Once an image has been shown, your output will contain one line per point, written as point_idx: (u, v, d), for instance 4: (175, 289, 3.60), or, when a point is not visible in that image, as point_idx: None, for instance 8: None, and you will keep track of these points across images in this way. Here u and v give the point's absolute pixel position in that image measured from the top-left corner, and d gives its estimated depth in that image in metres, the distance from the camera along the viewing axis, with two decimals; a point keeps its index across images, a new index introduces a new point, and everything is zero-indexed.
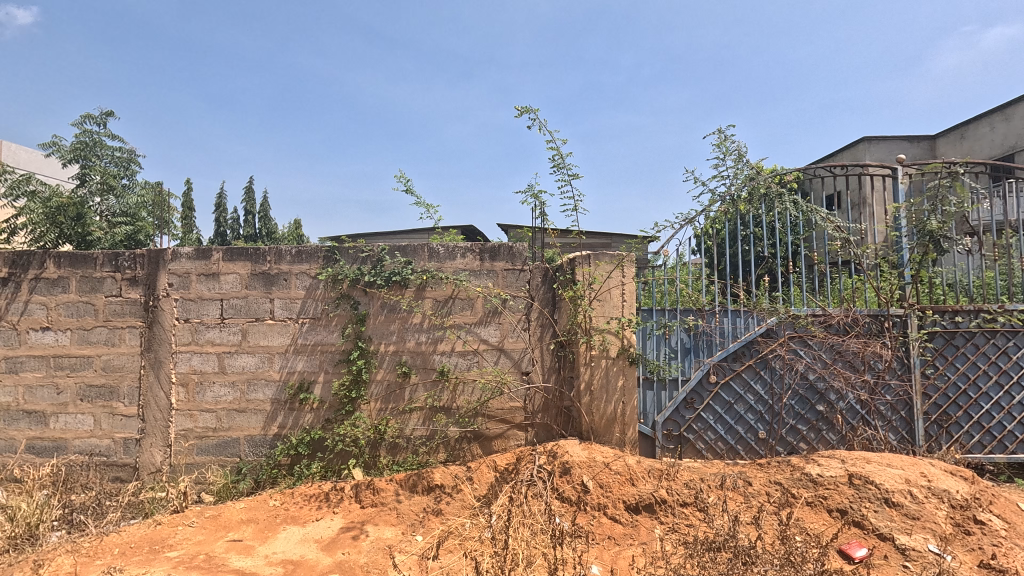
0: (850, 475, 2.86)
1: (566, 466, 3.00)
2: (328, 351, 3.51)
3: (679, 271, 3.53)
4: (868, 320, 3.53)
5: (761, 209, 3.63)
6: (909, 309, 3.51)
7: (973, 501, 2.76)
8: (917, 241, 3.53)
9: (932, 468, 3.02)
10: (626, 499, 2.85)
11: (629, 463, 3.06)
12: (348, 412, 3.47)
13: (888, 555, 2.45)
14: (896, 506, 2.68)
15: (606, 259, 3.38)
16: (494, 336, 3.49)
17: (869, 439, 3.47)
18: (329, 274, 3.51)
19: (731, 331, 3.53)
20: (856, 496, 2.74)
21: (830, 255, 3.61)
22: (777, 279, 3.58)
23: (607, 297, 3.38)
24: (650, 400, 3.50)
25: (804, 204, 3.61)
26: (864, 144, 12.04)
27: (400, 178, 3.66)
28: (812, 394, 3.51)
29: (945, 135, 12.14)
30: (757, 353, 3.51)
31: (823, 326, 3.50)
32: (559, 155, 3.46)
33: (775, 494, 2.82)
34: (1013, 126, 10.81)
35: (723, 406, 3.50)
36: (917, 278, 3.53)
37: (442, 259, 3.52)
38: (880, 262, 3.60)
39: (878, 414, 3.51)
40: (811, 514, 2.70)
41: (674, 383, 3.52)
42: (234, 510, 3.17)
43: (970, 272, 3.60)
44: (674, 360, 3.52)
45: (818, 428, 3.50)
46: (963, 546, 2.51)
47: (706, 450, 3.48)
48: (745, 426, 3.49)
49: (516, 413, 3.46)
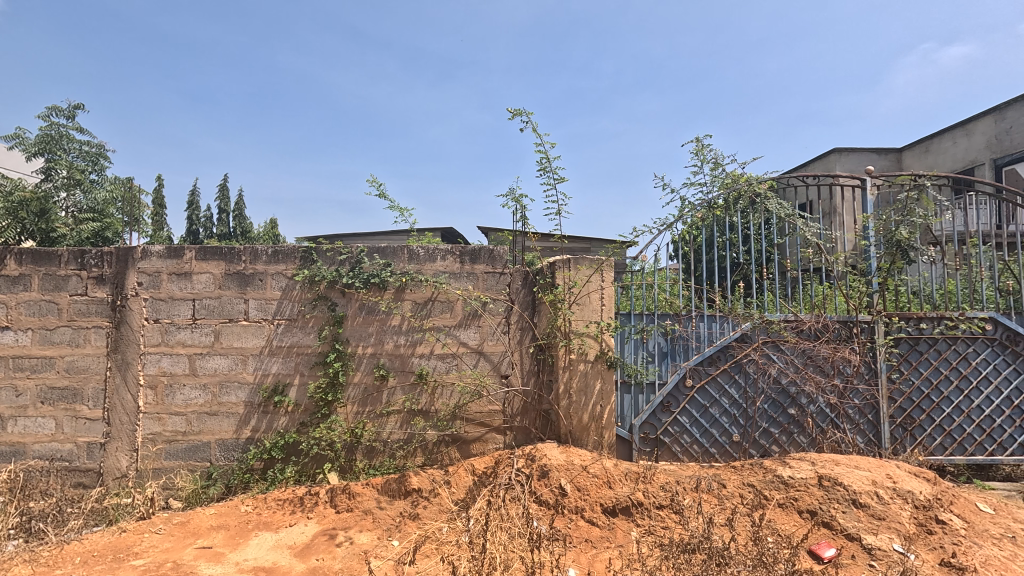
0: (820, 476, 2.93)
1: (544, 469, 3.01)
2: (304, 353, 3.45)
3: (656, 276, 3.60)
4: (838, 326, 3.64)
5: (737, 216, 3.72)
6: (876, 316, 3.63)
7: (935, 501, 2.86)
8: (886, 250, 3.66)
9: (898, 470, 3.11)
10: (603, 503, 2.87)
11: (606, 466, 3.09)
12: (324, 415, 3.41)
13: (855, 555, 2.51)
14: (863, 507, 2.76)
15: (586, 263, 3.41)
16: (473, 339, 3.48)
17: (838, 441, 3.57)
18: (306, 275, 3.45)
19: (707, 336, 3.60)
20: (825, 497, 2.81)
21: (803, 262, 3.71)
22: (751, 285, 3.68)
23: (586, 301, 3.40)
24: (627, 404, 3.55)
25: (778, 212, 3.71)
26: (835, 154, 12.39)
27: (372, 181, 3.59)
28: (783, 398, 3.60)
29: (910, 148, 12.56)
30: (732, 358, 3.58)
31: (795, 331, 3.60)
32: (546, 158, 3.47)
33: (748, 496, 2.88)
34: (974, 142, 11.24)
35: (699, 410, 3.57)
36: (884, 285, 3.65)
37: (422, 261, 3.49)
38: (849, 270, 3.70)
39: (846, 418, 3.61)
40: (782, 515, 2.76)
41: (651, 387, 3.57)
42: (204, 516, 3.08)
43: (933, 281, 3.75)
44: (652, 363, 3.59)
45: (789, 431, 3.60)
46: (926, 545, 2.59)
47: (682, 453, 3.54)
48: (720, 428, 3.56)
49: (495, 416, 3.45)
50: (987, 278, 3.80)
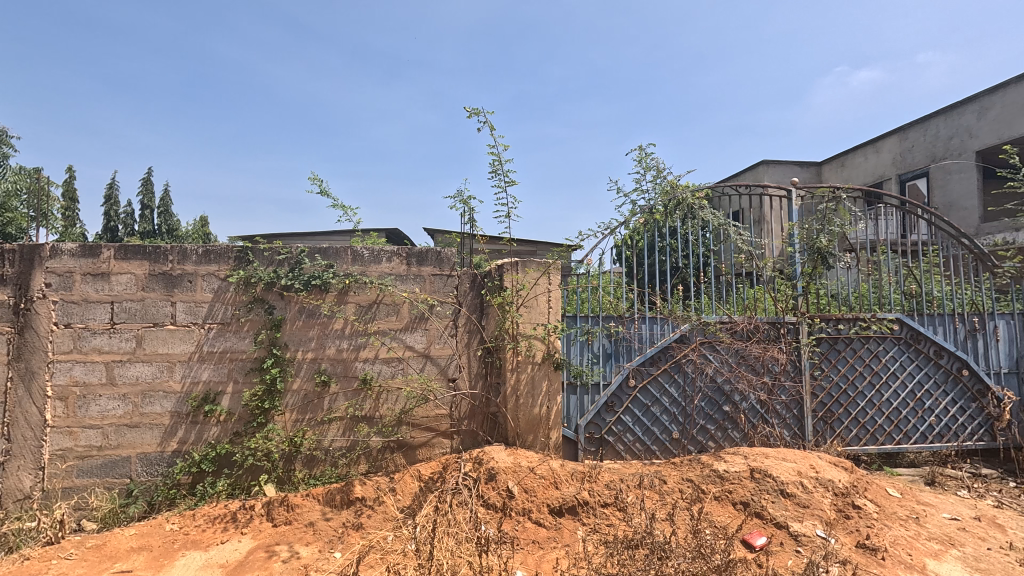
0: (752, 469, 3.10)
1: (492, 472, 3.01)
2: (238, 359, 3.26)
3: (601, 279, 3.68)
4: (767, 327, 3.88)
5: (676, 222, 3.89)
6: (801, 317, 3.90)
7: (852, 488, 3.10)
8: (808, 256, 3.96)
9: (820, 460, 3.34)
10: (550, 503, 2.90)
11: (553, 467, 3.13)
12: (260, 424, 3.23)
13: (784, 541, 2.68)
14: (790, 496, 2.94)
15: (534, 266, 3.44)
16: (420, 343, 3.42)
17: (767, 436, 3.81)
18: (240, 277, 3.26)
19: (649, 337, 3.73)
20: (756, 489, 2.98)
21: (736, 267, 3.94)
22: (690, 289, 3.85)
23: (534, 304, 3.44)
24: (573, 405, 3.61)
25: (714, 219, 3.92)
26: (764, 166, 13.22)
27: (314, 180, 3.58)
28: (719, 396, 3.79)
29: (829, 162, 13.61)
30: (671, 358, 3.73)
31: (729, 332, 3.81)
32: (498, 160, 3.49)
33: (688, 491, 3.00)
34: (882, 158, 12.33)
35: (641, 409, 3.69)
36: (807, 289, 3.93)
37: (366, 262, 3.39)
38: (777, 274, 3.96)
39: (775, 413, 3.85)
40: (718, 507, 2.91)
41: (596, 388, 3.66)
42: (123, 537, 2.84)
43: (849, 285, 4.07)
44: (597, 364, 3.67)
45: (724, 427, 3.79)
46: (844, 529, 2.81)
47: (625, 452, 3.65)
48: (660, 426, 3.70)
49: (442, 421, 3.41)
50: (895, 282, 4.18)
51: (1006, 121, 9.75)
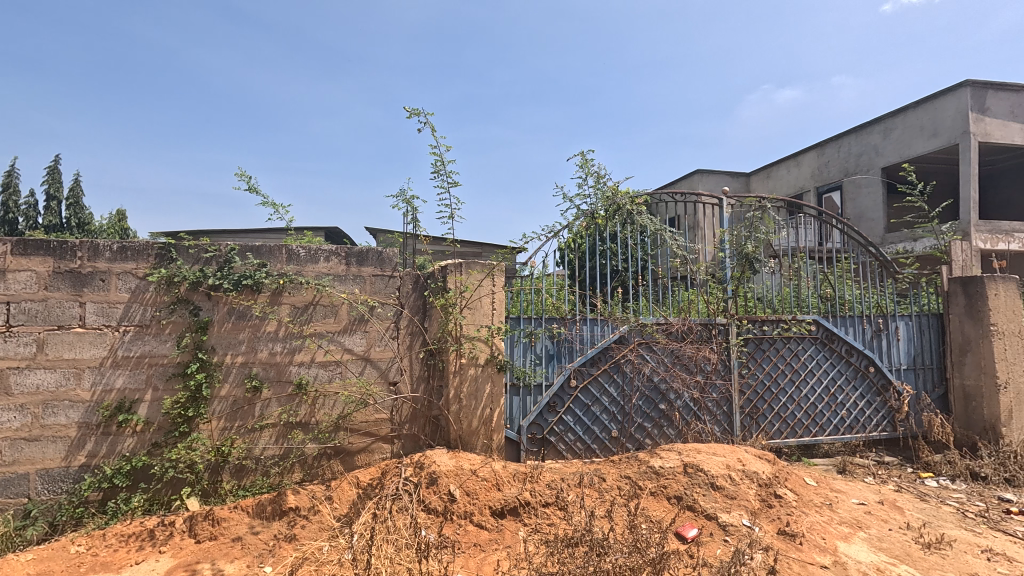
0: (685, 464, 3.24)
1: (433, 476, 2.96)
2: (158, 365, 3.03)
3: (544, 282, 3.75)
4: (700, 328, 4.08)
5: (616, 227, 4.02)
6: (730, 319, 4.13)
7: (774, 479, 3.31)
8: (737, 261, 4.20)
9: (747, 454, 3.55)
10: (492, 505, 2.89)
11: (495, 469, 3.12)
12: (182, 434, 3.01)
13: (713, 532, 2.82)
14: (719, 489, 3.10)
15: (478, 268, 3.43)
16: (360, 345, 3.32)
17: (699, 432, 3.99)
18: (162, 276, 3.03)
19: (590, 338, 3.82)
20: (689, 483, 3.11)
21: (672, 270, 4.12)
22: (629, 291, 3.98)
23: (477, 305, 3.42)
24: (516, 406, 3.64)
25: (652, 224, 4.08)
26: (698, 174, 13.91)
27: (241, 176, 3.31)
28: (655, 395, 3.94)
29: (756, 174, 14.52)
30: (611, 358, 3.83)
31: (664, 333, 3.97)
32: (440, 160, 3.46)
33: (625, 487, 3.09)
34: (802, 171, 13.30)
35: (582, 409, 3.77)
36: (736, 292, 4.16)
37: (303, 262, 3.25)
38: (709, 278, 4.17)
39: (706, 410, 4.05)
40: (654, 502, 3.01)
41: (539, 388, 3.70)
42: (18, 563, 2.55)
43: (773, 289, 4.36)
44: (539, 365, 3.71)
45: (660, 425, 3.94)
46: (767, 518, 2.99)
47: (567, 451, 3.71)
48: (600, 425, 3.79)
49: (382, 425, 3.32)
50: (813, 287, 4.51)
51: (906, 141, 10.77)
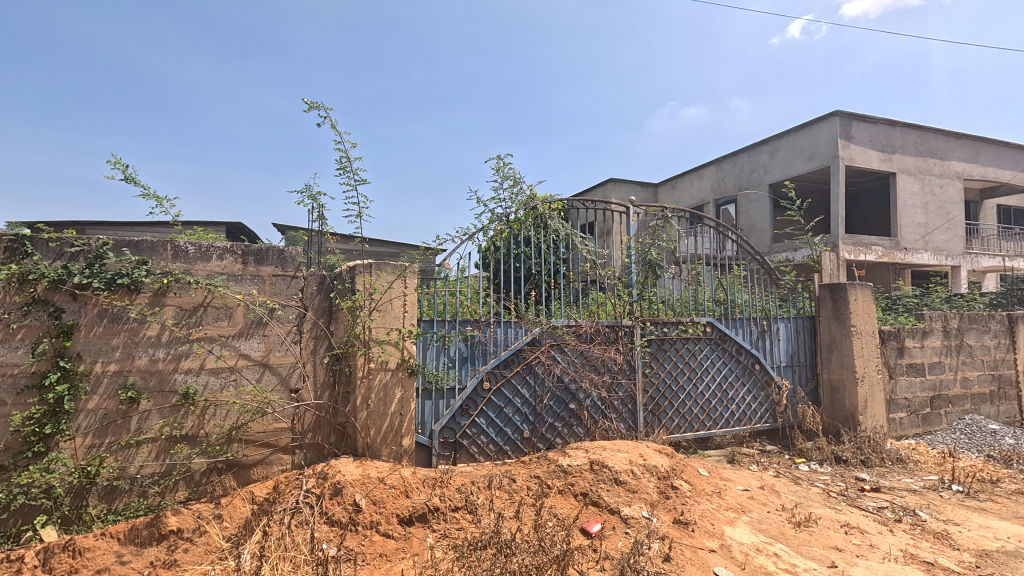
0: (591, 462, 3.37)
1: (338, 486, 2.84)
2: (5, 376, 2.61)
3: (459, 285, 3.74)
4: (607, 329, 4.26)
5: (530, 231, 4.11)
6: (635, 321, 4.35)
7: (672, 471, 3.54)
8: (641, 267, 4.47)
9: (648, 449, 3.75)
10: (400, 513, 2.81)
11: (404, 475, 3.05)
12: (37, 455, 2.62)
13: (616, 525, 2.95)
14: (622, 483, 3.26)
15: (388, 269, 3.34)
16: (257, 350, 3.10)
17: (606, 429, 4.17)
18: (12, 273, 2.61)
19: (503, 340, 3.85)
20: (594, 479, 3.24)
21: (582, 275, 4.29)
22: (542, 294, 4.08)
23: (388, 308, 3.33)
24: (428, 410, 3.58)
25: (564, 229, 4.21)
26: (612, 183, 14.60)
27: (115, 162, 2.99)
28: (565, 395, 4.05)
29: (663, 185, 15.51)
30: (523, 360, 3.89)
31: (574, 335, 4.11)
32: (347, 157, 3.29)
33: (534, 487, 3.15)
34: (703, 185, 14.40)
35: (495, 411, 3.79)
36: (641, 296, 4.41)
37: (192, 259, 2.97)
38: (616, 282, 4.38)
39: (613, 408, 4.24)
40: (561, 500, 3.09)
41: (452, 392, 3.66)
42: None
43: (674, 293, 4.66)
44: (452, 368, 3.68)
45: (570, 424, 4.06)
46: (665, 508, 3.18)
47: (479, 453, 3.70)
48: (512, 427, 3.84)
49: (281, 435, 3.12)
50: (709, 291, 4.88)
51: (788, 162, 12.04)
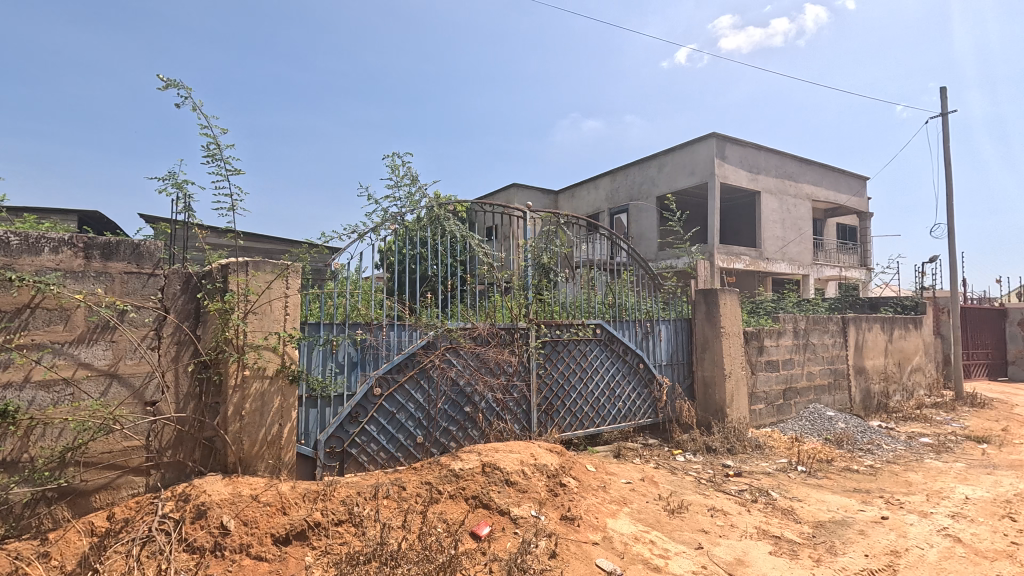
0: (483, 464, 3.37)
1: (202, 508, 2.56)
2: None
3: (351, 286, 3.58)
4: (503, 332, 4.31)
5: (427, 232, 4.03)
6: (530, 323, 4.45)
7: (561, 469, 3.65)
8: (536, 272, 4.60)
9: (539, 448, 3.85)
10: (275, 532, 2.60)
11: (281, 491, 2.82)
12: None
13: (505, 526, 2.98)
14: (513, 484, 3.30)
15: (266, 268, 3.09)
16: (103, 359, 2.68)
17: (501, 430, 4.20)
18: None
19: (397, 344, 3.73)
20: (486, 482, 3.24)
21: (479, 277, 4.31)
22: (437, 297, 4.01)
23: (266, 310, 3.08)
24: (312, 419, 3.37)
25: (461, 231, 4.19)
26: (514, 188, 14.90)
27: None
28: (460, 398, 4.03)
29: (563, 192, 16.14)
30: (417, 364, 3.79)
31: (470, 337, 4.10)
32: (216, 144, 3.00)
33: (424, 493, 3.09)
34: (598, 194, 15.21)
35: (387, 417, 3.65)
36: (536, 298, 4.52)
37: (17, 252, 2.45)
38: (513, 285, 4.45)
39: (507, 410, 4.29)
40: (452, 505, 3.06)
41: (340, 399, 3.48)
42: None
43: (568, 296, 4.84)
44: (340, 374, 3.49)
45: (464, 427, 4.04)
46: (553, 506, 3.28)
47: (368, 462, 3.54)
48: (405, 433, 3.72)
49: (132, 455, 2.72)
50: (600, 295, 5.12)
51: (673, 177, 13.12)
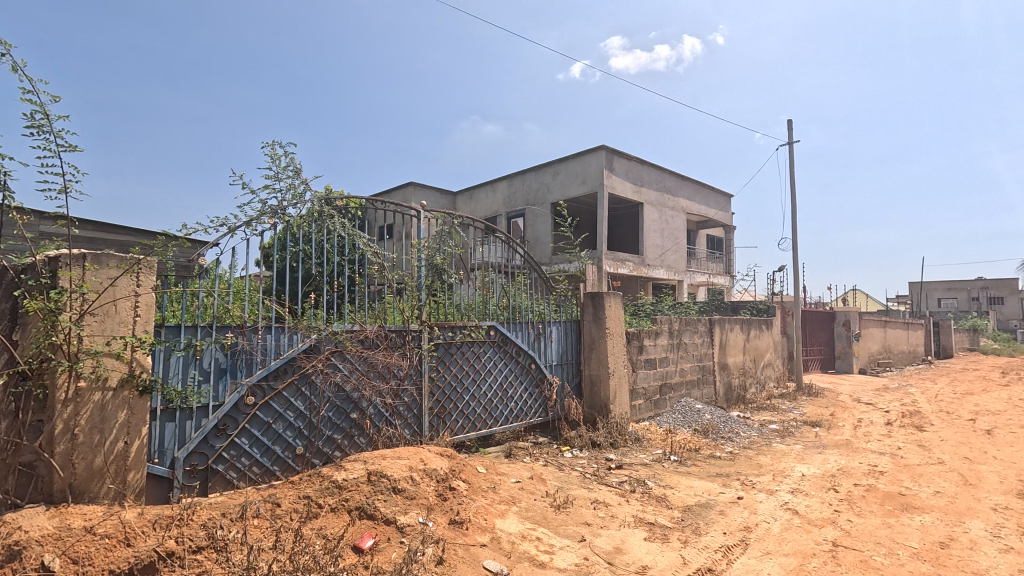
0: (369, 473, 3.22)
1: (14, 549, 2.14)
2: None
3: (218, 285, 3.24)
4: (394, 335, 4.16)
5: (311, 229, 3.78)
6: (423, 325, 4.35)
7: (450, 472, 3.60)
8: (429, 273, 4.50)
9: (429, 453, 3.76)
10: (114, 568, 2.25)
11: (125, 520, 2.47)
12: None
13: (390, 536, 2.86)
14: (400, 491, 3.18)
15: (112, 262, 2.69)
16: None
17: (390, 437, 4.05)
18: None
19: (274, 348, 3.43)
20: (371, 491, 3.10)
21: (369, 277, 4.13)
22: (322, 298, 3.78)
23: (109, 312, 2.66)
24: (168, 434, 2.97)
25: (348, 229, 3.97)
26: (411, 187, 14.59)
27: None
28: (346, 404, 3.81)
29: (461, 195, 16.12)
30: (298, 370, 3.51)
31: (357, 341, 3.89)
32: (45, 115, 2.60)
33: (302, 509, 2.88)
34: (496, 198, 15.42)
35: (261, 428, 3.33)
36: (429, 300, 4.42)
37: None
38: (405, 286, 4.33)
39: (398, 415, 4.14)
40: (333, 519, 2.88)
41: (204, 411, 3.10)
42: None
43: (462, 298, 4.81)
44: (204, 384, 3.11)
45: (350, 435, 3.83)
46: (442, 511, 3.22)
47: (238, 479, 3.21)
48: (282, 444, 3.43)
49: None
50: (495, 298, 5.16)
51: (567, 184, 13.69)
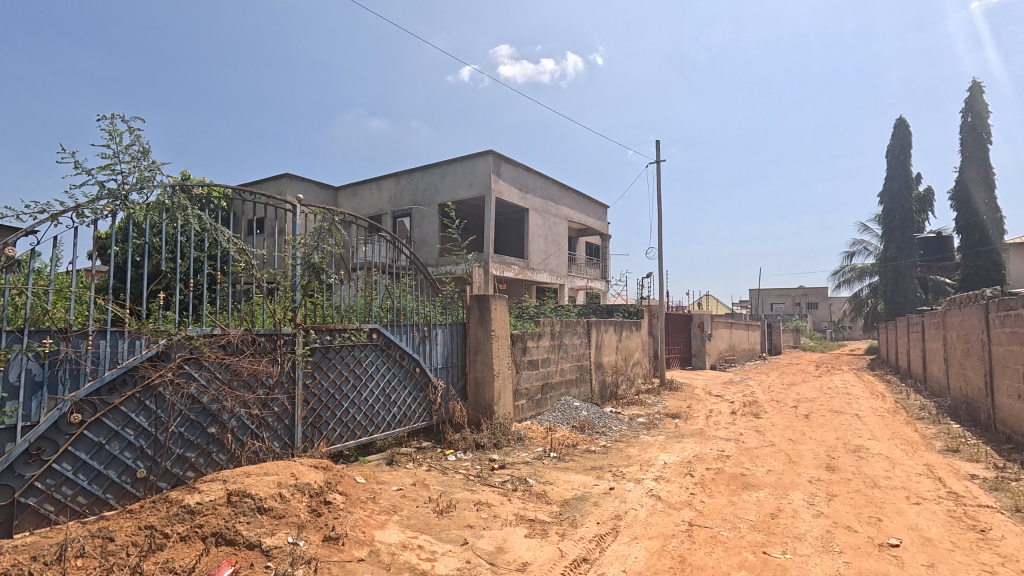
0: (229, 493, 2.87)
1: None
2: None
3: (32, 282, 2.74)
4: (263, 339, 3.78)
5: (161, 218, 3.31)
6: (297, 329, 4.00)
7: (325, 486, 3.36)
8: (305, 272, 4.15)
9: (301, 466, 3.48)
10: None
11: None
12: None
13: (253, 562, 2.59)
14: (267, 511, 2.89)
15: None
16: None
17: (255, 451, 3.68)
18: None
19: (109, 356, 2.93)
20: (231, 514, 2.78)
21: (233, 276, 3.73)
22: (175, 299, 3.30)
23: None
24: None
25: (208, 221, 3.49)
26: (286, 179, 13.53)
27: None
28: (203, 417, 3.39)
29: (343, 190, 15.31)
30: (141, 381, 3.04)
31: (217, 346, 3.45)
32: None
33: (142, 542, 2.53)
34: (381, 195, 14.88)
35: (89, 451, 2.82)
36: (304, 301, 4.08)
37: None
38: (275, 286, 3.98)
39: (265, 426, 3.78)
40: (182, 549, 2.56)
41: (10, 433, 2.57)
42: None
43: (341, 300, 4.56)
44: (9, 401, 2.57)
45: (207, 452, 3.41)
46: (315, 528, 2.99)
47: (57, 513, 2.70)
48: (119, 467, 2.95)
49: None
50: (377, 299, 4.95)
51: (455, 186, 13.66)
